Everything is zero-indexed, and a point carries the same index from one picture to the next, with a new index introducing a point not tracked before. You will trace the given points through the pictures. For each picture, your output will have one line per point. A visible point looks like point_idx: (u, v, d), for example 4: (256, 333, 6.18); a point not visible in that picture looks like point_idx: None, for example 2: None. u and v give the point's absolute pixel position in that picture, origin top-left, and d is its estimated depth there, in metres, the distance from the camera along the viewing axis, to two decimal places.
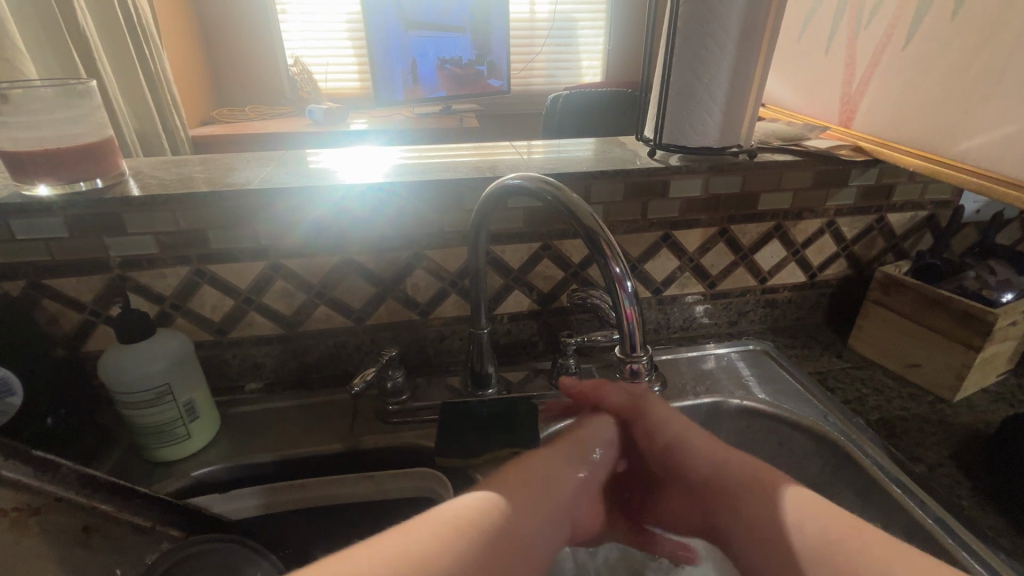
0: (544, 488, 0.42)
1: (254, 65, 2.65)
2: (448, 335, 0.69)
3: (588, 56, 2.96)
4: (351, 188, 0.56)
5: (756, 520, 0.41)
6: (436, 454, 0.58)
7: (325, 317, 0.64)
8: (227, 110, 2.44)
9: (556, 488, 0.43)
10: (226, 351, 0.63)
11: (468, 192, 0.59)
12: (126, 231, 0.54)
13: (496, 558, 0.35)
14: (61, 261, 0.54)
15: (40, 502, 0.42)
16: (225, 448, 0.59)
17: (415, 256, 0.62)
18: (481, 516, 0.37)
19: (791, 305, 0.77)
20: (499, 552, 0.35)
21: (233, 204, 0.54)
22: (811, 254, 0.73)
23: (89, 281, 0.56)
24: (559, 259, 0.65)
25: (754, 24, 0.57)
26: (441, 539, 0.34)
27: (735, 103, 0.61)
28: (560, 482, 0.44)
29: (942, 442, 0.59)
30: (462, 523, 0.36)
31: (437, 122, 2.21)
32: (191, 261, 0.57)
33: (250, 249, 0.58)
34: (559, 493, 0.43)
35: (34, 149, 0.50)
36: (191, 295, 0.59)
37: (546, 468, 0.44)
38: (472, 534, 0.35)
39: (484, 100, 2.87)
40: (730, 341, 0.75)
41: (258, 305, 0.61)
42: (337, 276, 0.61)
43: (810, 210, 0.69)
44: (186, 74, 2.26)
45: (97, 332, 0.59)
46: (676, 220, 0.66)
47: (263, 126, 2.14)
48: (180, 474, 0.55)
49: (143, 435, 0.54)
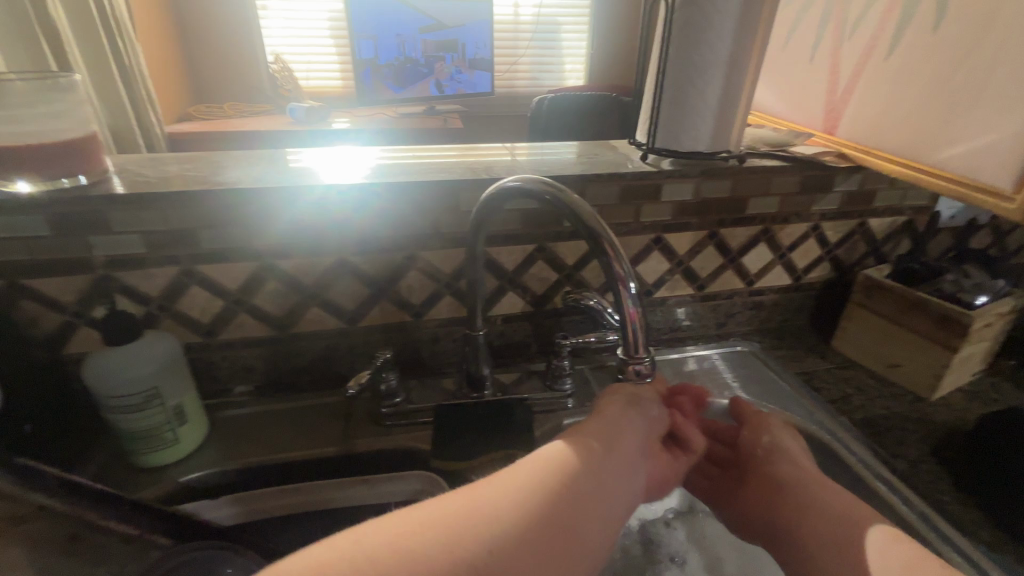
0: (600, 469, 0.39)
1: (234, 62, 2.60)
2: (442, 337, 0.68)
3: (572, 58, 2.98)
4: (331, 187, 0.55)
5: (824, 546, 0.43)
6: (432, 456, 0.59)
7: (318, 320, 0.63)
8: (203, 108, 2.37)
9: (621, 450, 0.41)
10: (215, 353, 0.61)
11: (461, 194, 0.59)
12: (111, 230, 0.52)
13: (553, 538, 0.33)
14: (41, 261, 0.52)
15: (23, 511, 0.40)
16: (214, 454, 0.57)
17: (409, 258, 0.62)
18: (539, 490, 0.35)
19: (776, 307, 0.79)
20: (551, 523, 0.33)
21: (216, 204, 0.53)
22: (796, 258, 0.75)
23: (71, 281, 0.54)
24: (554, 261, 0.66)
25: (747, 30, 0.58)
26: (510, 514, 0.33)
27: (726, 109, 0.62)
28: (620, 455, 0.41)
29: (922, 439, 0.61)
30: (526, 492, 0.34)
31: (420, 123, 2.20)
32: (180, 262, 0.56)
33: (241, 250, 0.57)
34: (619, 470, 0.40)
35: (15, 145, 0.48)
36: (179, 296, 0.57)
37: (593, 457, 0.39)
38: (533, 499, 0.34)
39: (468, 101, 2.87)
40: (718, 343, 0.76)
41: (249, 306, 0.60)
42: (330, 278, 0.61)
43: (796, 214, 0.71)
44: (162, 69, 2.21)
45: (79, 335, 0.57)
46: (668, 223, 0.67)
47: (242, 124, 2.10)
48: (168, 479, 0.54)
49: (129, 441, 0.52)
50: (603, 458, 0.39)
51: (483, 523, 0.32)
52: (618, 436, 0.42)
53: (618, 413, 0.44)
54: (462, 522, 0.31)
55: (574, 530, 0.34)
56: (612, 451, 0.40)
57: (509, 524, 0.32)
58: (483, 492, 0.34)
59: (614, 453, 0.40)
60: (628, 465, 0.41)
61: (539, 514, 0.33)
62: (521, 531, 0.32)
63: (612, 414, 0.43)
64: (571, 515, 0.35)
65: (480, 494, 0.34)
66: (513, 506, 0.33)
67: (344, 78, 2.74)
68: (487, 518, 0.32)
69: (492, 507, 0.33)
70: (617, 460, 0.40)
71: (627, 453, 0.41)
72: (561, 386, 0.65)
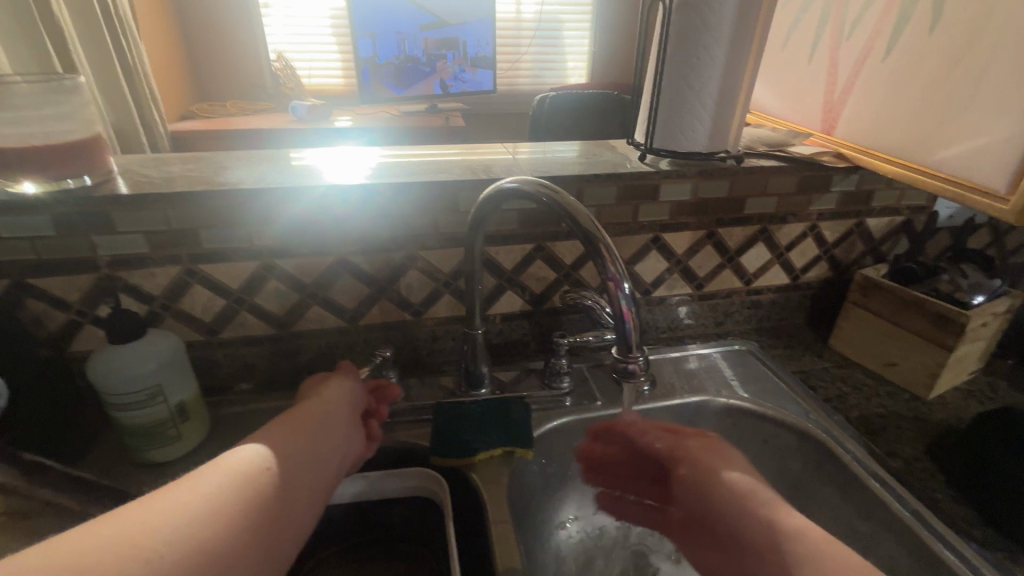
0: (313, 439, 0.42)
1: (236, 61, 2.61)
2: (441, 336, 0.69)
3: (573, 56, 2.98)
4: (332, 186, 0.55)
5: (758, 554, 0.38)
6: (432, 452, 0.56)
7: (317, 318, 0.64)
8: (207, 106, 2.39)
9: (322, 426, 0.44)
10: (217, 351, 0.62)
11: (459, 195, 0.60)
12: (115, 229, 0.53)
13: (279, 508, 0.34)
14: (46, 260, 0.53)
15: (29, 506, 0.41)
16: (215, 450, 0.58)
17: (408, 257, 0.62)
18: (254, 473, 0.34)
19: (774, 306, 0.79)
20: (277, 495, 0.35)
21: (220, 203, 0.53)
22: (794, 257, 0.75)
23: (76, 280, 0.55)
24: (551, 260, 0.66)
25: (743, 31, 0.58)
26: (235, 500, 0.32)
27: (723, 110, 0.62)
28: (333, 432, 0.45)
29: (918, 438, 0.61)
30: (241, 477, 0.34)
31: (421, 121, 2.21)
32: (182, 261, 0.56)
33: (242, 249, 0.57)
34: (332, 443, 0.44)
35: (21, 145, 0.49)
36: (182, 295, 0.58)
37: (294, 429, 0.42)
38: (257, 483, 0.34)
39: (469, 100, 2.88)
40: (715, 342, 0.77)
41: (249, 305, 0.61)
42: (330, 277, 0.61)
43: (793, 213, 0.71)
44: (165, 67, 2.22)
45: (84, 333, 0.57)
46: (666, 223, 0.67)
47: (244, 122, 2.11)
48: (171, 475, 0.55)
49: (132, 437, 0.53)
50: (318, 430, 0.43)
51: (197, 521, 0.29)
52: (318, 411, 0.46)
53: (330, 395, 0.48)
54: (167, 527, 0.28)
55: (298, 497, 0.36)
56: (323, 421, 0.45)
57: (232, 511, 0.31)
58: (157, 508, 0.29)
59: (317, 428, 0.43)
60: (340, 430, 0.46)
61: (264, 494, 0.34)
62: (247, 513, 0.32)
63: (327, 399, 0.47)
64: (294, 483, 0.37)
65: (189, 498, 0.30)
66: (230, 493, 0.32)
67: (347, 76, 2.74)
68: (208, 506, 0.30)
69: (202, 503, 0.30)
70: (326, 431, 0.44)
71: (338, 422, 0.46)
72: (558, 384, 0.65)
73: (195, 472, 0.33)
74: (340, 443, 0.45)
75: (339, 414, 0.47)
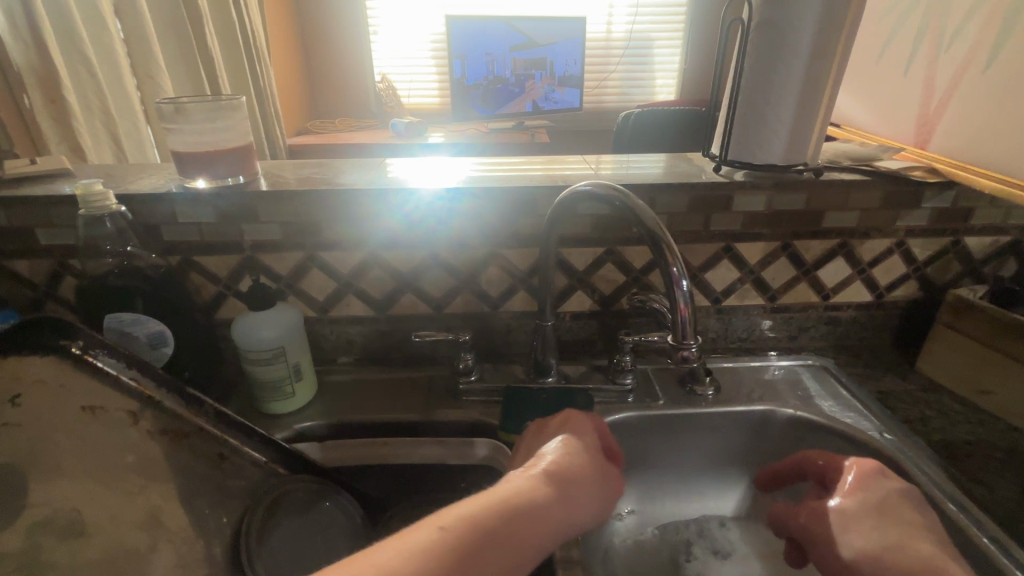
0: (526, 508, 0.39)
1: (347, 83, 2.90)
2: (514, 329, 0.75)
3: (663, 74, 2.97)
4: (420, 200, 0.64)
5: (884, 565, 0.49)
6: (500, 428, 0.63)
7: (410, 304, 0.72)
8: (320, 123, 2.68)
9: (561, 499, 0.42)
10: (326, 326, 0.73)
11: (538, 201, 0.66)
12: (258, 219, 0.65)
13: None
14: (206, 242, 0.66)
15: (188, 429, 0.52)
16: (319, 409, 0.68)
17: (492, 254, 0.70)
18: (440, 546, 0.34)
19: (855, 324, 0.76)
20: (449, 573, 0.33)
21: (323, 202, 0.64)
22: (878, 274, 0.73)
23: (226, 259, 0.67)
24: (622, 264, 0.70)
25: (823, 48, 0.60)
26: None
27: (802, 124, 0.64)
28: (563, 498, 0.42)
29: (1009, 469, 0.58)
30: (421, 552, 0.33)
31: (509, 137, 2.33)
32: (306, 248, 0.68)
33: (355, 240, 0.68)
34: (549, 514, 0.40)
35: (197, 150, 0.62)
36: (303, 277, 0.69)
37: (489, 500, 0.38)
38: (424, 557, 0.33)
39: (556, 116, 2.97)
40: (789, 356, 0.76)
41: (356, 289, 0.71)
42: (424, 269, 0.70)
43: (877, 229, 0.69)
44: (287, 89, 2.54)
45: (227, 303, 0.70)
46: (738, 233, 0.69)
47: (349, 137, 2.35)
48: (285, 425, 0.65)
49: (260, 390, 0.64)
50: (539, 490, 0.41)
51: None
52: (529, 465, 0.44)
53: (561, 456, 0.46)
54: None
55: (488, 568, 0.34)
56: (556, 481, 0.43)
57: None
58: None
59: (537, 498, 0.40)
60: (571, 510, 0.42)
61: (436, 563, 0.33)
62: None
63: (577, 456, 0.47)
64: (479, 552, 0.35)
65: (355, 574, 0.31)
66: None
67: (442, 96, 2.94)
68: None
69: None
70: (546, 509, 0.40)
71: (575, 483, 0.44)
72: (622, 381, 0.69)
73: (362, 553, 0.33)
74: (576, 508, 0.43)
75: (570, 484, 0.44)
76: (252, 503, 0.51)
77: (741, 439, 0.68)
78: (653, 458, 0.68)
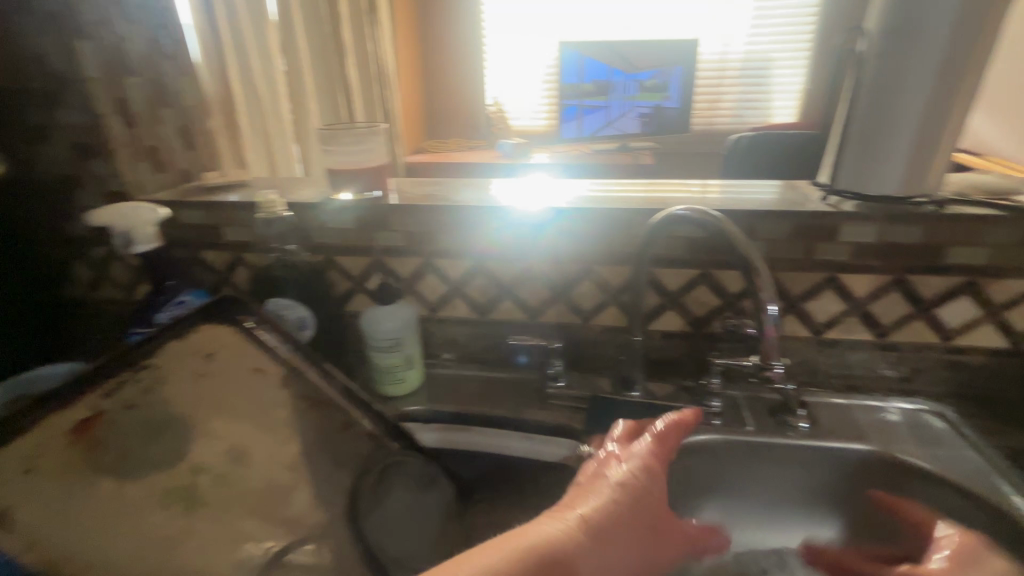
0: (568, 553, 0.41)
1: (461, 106, 3.13)
2: (603, 342, 0.78)
3: (781, 95, 2.83)
4: (524, 220, 0.72)
5: None
6: (587, 433, 0.69)
7: (508, 310, 0.79)
8: (435, 143, 2.92)
9: (616, 542, 0.45)
10: (434, 324, 0.82)
11: (633, 222, 0.70)
12: (388, 227, 0.76)
13: None
14: (345, 244, 0.78)
15: (322, 397, 0.63)
16: (422, 397, 0.77)
17: (587, 270, 0.74)
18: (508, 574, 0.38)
19: (984, 371, 0.70)
20: None
21: (444, 215, 0.74)
22: (1015, 318, 0.66)
23: (358, 259, 0.79)
24: (716, 287, 0.71)
25: (949, 76, 0.58)
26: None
27: (921, 153, 0.62)
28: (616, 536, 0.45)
29: None
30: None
31: (612, 159, 2.36)
32: (424, 254, 0.77)
33: (464, 250, 0.76)
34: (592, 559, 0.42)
35: (345, 169, 0.76)
36: (419, 280, 0.79)
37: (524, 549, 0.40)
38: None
39: (662, 138, 2.94)
40: (898, 398, 0.71)
41: (463, 293, 0.79)
42: (523, 279, 0.77)
43: (1013, 268, 0.63)
44: (410, 113, 2.81)
45: (355, 297, 0.82)
46: (845, 264, 0.67)
47: (461, 156, 2.53)
48: (394, 407, 0.74)
49: (377, 373, 0.74)
50: (585, 530, 0.43)
51: None
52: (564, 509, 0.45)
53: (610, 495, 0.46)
54: None
55: None
56: (610, 516, 0.45)
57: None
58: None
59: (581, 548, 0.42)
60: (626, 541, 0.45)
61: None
62: None
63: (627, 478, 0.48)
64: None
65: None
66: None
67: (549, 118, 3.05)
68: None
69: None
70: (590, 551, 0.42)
71: (633, 518, 0.47)
72: (708, 403, 0.70)
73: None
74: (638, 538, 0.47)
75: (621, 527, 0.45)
76: (375, 458, 0.61)
77: (832, 478, 0.65)
78: (738, 484, 0.68)
